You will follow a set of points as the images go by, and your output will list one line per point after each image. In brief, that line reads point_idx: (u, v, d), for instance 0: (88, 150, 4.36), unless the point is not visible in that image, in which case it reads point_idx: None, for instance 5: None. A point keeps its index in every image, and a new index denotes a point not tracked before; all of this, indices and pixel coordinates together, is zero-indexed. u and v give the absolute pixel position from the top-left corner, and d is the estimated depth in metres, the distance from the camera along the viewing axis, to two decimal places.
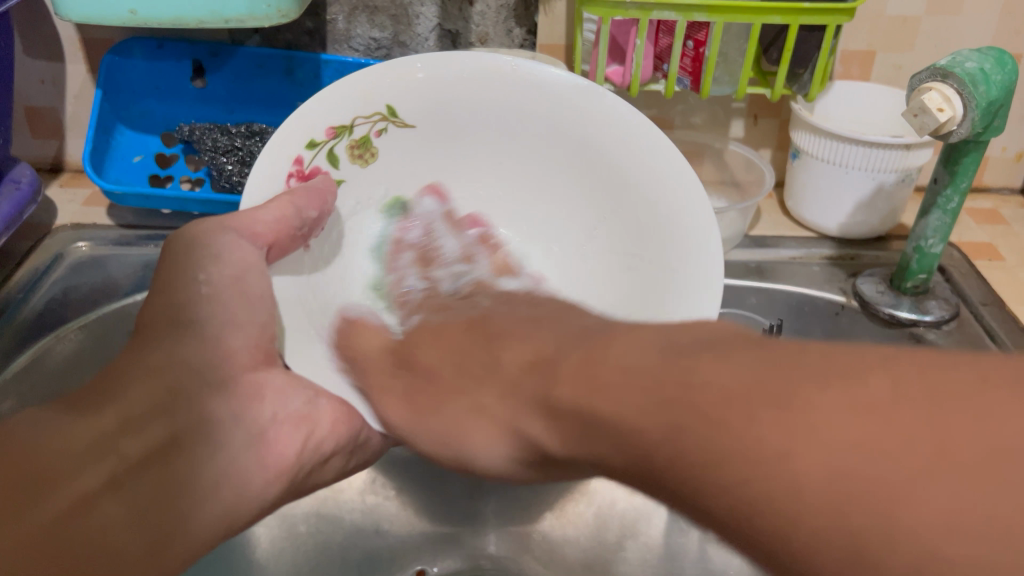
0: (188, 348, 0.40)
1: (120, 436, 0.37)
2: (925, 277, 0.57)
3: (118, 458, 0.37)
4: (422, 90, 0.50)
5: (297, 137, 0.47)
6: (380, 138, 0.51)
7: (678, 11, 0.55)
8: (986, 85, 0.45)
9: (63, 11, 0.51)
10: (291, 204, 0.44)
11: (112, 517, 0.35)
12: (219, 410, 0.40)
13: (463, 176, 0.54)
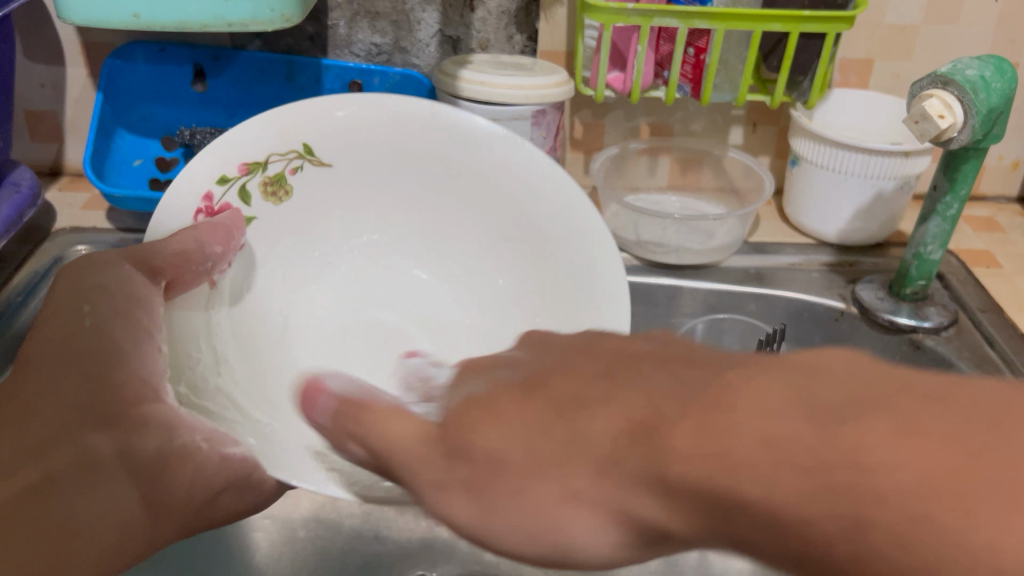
0: (78, 375, 0.38)
1: (76, 428, 0.37)
2: (924, 284, 0.58)
3: (76, 447, 0.36)
4: (343, 131, 0.53)
5: (207, 173, 0.49)
6: (295, 175, 0.53)
7: (680, 18, 0.55)
8: (987, 92, 0.45)
9: (66, 14, 0.51)
10: (194, 239, 0.45)
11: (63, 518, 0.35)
12: (112, 440, 0.37)
13: (376, 205, 0.56)
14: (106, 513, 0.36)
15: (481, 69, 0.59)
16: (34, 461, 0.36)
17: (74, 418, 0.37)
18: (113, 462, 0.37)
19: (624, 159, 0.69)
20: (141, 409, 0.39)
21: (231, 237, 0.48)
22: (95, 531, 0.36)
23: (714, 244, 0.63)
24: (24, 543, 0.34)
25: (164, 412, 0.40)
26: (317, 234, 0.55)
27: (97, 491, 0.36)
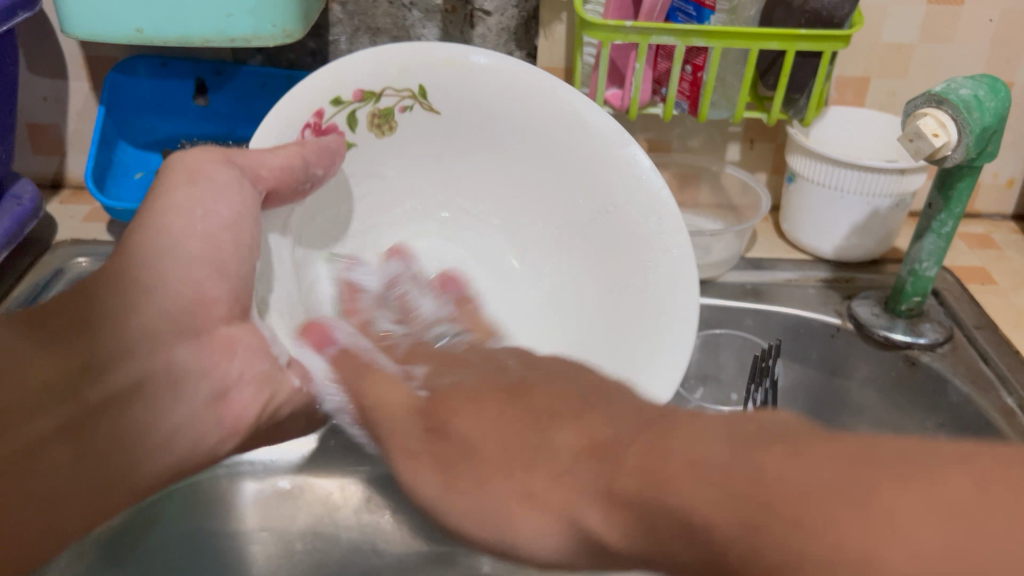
0: (174, 282, 0.36)
1: (164, 336, 0.35)
2: (919, 300, 0.58)
3: (162, 359, 0.35)
4: (460, 88, 0.51)
5: (322, 91, 0.48)
6: (403, 113, 0.51)
7: (677, 36, 0.56)
8: (980, 112, 0.45)
9: (69, 30, 0.51)
10: (299, 157, 0.44)
11: (154, 421, 0.35)
12: (194, 355, 0.36)
13: (461, 173, 0.54)
14: (175, 428, 0.35)
15: None
16: (120, 368, 0.34)
17: (169, 327, 0.35)
18: (188, 375, 0.36)
19: None
20: (218, 328, 0.38)
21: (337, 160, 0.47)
22: (171, 445, 0.35)
23: (711, 260, 0.63)
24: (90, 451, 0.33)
25: (232, 338, 0.38)
26: (406, 190, 0.54)
27: (175, 403, 0.36)
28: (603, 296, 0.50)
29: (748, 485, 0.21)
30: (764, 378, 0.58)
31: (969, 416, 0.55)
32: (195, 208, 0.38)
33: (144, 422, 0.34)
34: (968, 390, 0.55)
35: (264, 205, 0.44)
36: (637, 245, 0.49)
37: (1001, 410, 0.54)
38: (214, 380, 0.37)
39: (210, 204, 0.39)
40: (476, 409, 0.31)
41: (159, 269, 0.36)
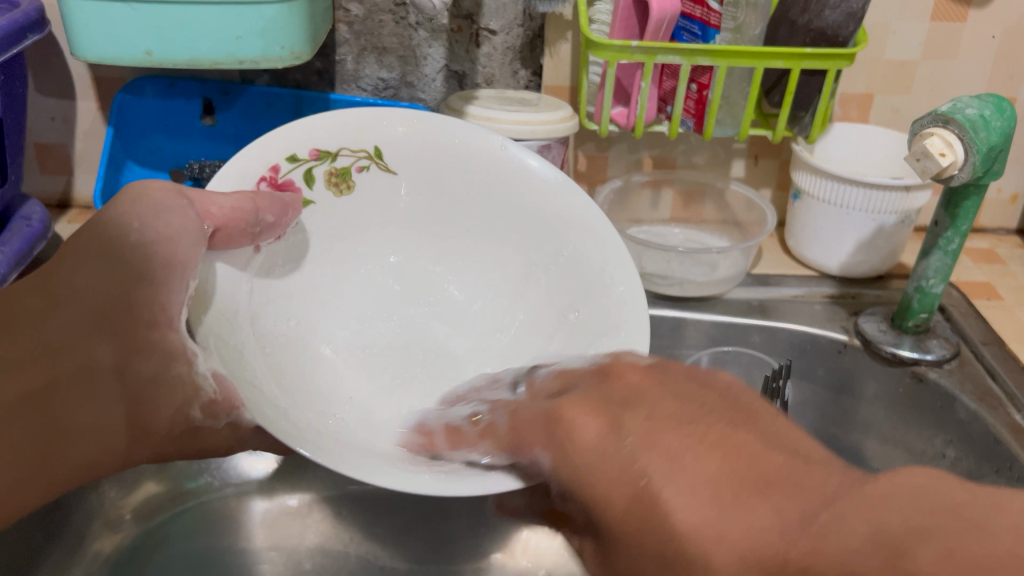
0: (101, 280, 0.39)
1: (85, 332, 0.38)
2: (926, 317, 0.58)
3: (80, 356, 0.38)
4: (409, 144, 0.52)
5: (279, 148, 0.48)
6: (361, 175, 0.52)
7: (683, 55, 0.56)
8: (986, 131, 0.46)
9: (80, 53, 0.52)
10: (251, 201, 0.43)
11: (71, 414, 0.38)
12: (113, 351, 0.38)
13: (421, 218, 0.54)
14: (90, 422, 0.38)
15: (487, 104, 0.60)
16: (44, 366, 0.37)
17: (85, 326, 0.38)
18: (104, 372, 0.38)
19: (626, 192, 0.70)
20: (142, 330, 0.38)
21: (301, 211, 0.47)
22: (82, 440, 0.38)
23: (716, 277, 0.63)
24: (13, 438, 0.36)
25: (152, 342, 0.39)
26: (363, 241, 0.53)
27: (88, 400, 0.38)
28: (568, 340, 0.48)
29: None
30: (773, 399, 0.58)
31: (976, 434, 0.55)
32: (133, 221, 0.39)
33: (60, 414, 0.37)
34: (976, 406, 0.55)
35: (211, 247, 0.43)
36: (591, 288, 0.48)
37: (1010, 426, 0.53)
38: (131, 375, 0.39)
39: (153, 222, 0.40)
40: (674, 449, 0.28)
41: (75, 273, 0.38)
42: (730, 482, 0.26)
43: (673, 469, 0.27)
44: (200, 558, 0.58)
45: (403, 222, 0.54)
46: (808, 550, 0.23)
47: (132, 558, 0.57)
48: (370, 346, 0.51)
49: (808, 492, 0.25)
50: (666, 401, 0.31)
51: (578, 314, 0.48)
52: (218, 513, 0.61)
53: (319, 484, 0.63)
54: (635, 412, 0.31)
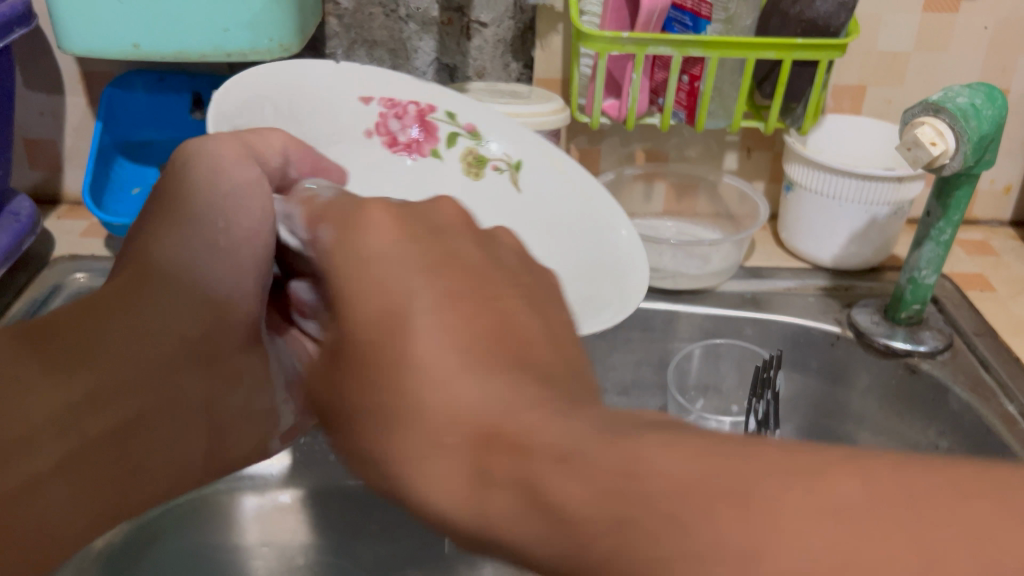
0: (188, 302, 0.37)
1: (178, 363, 0.36)
2: (919, 308, 0.58)
3: (169, 387, 0.36)
4: (512, 133, 0.56)
5: (418, 90, 0.56)
6: (466, 153, 0.57)
7: (673, 46, 0.56)
8: (977, 120, 0.45)
9: (66, 46, 0.51)
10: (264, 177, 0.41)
11: (151, 450, 0.35)
12: (201, 382, 0.38)
13: (456, 176, 0.57)
14: (174, 456, 0.36)
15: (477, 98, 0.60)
16: (136, 396, 0.34)
17: (179, 354, 0.36)
18: (192, 402, 0.37)
19: (619, 185, 0.70)
20: (227, 355, 0.39)
21: (287, 162, 0.44)
22: (168, 474, 0.36)
23: (710, 270, 0.63)
24: (96, 480, 0.32)
25: (237, 366, 0.40)
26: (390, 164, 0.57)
27: (173, 434, 0.36)
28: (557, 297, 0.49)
29: (621, 478, 0.20)
30: (765, 390, 0.58)
31: (969, 425, 0.55)
32: (218, 221, 0.39)
33: (147, 451, 0.35)
34: (968, 397, 0.55)
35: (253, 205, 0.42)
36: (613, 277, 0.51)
37: (1003, 417, 0.53)
38: (215, 407, 0.39)
39: (228, 229, 0.39)
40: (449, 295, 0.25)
41: (180, 281, 0.37)
42: (488, 342, 0.24)
43: (443, 307, 0.25)
44: (192, 554, 0.58)
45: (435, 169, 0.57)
46: (527, 426, 0.21)
47: (124, 553, 0.57)
48: None
49: (560, 388, 0.24)
50: (470, 245, 0.29)
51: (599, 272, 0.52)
52: (209, 508, 0.61)
53: (310, 480, 0.62)
54: (438, 240, 0.29)
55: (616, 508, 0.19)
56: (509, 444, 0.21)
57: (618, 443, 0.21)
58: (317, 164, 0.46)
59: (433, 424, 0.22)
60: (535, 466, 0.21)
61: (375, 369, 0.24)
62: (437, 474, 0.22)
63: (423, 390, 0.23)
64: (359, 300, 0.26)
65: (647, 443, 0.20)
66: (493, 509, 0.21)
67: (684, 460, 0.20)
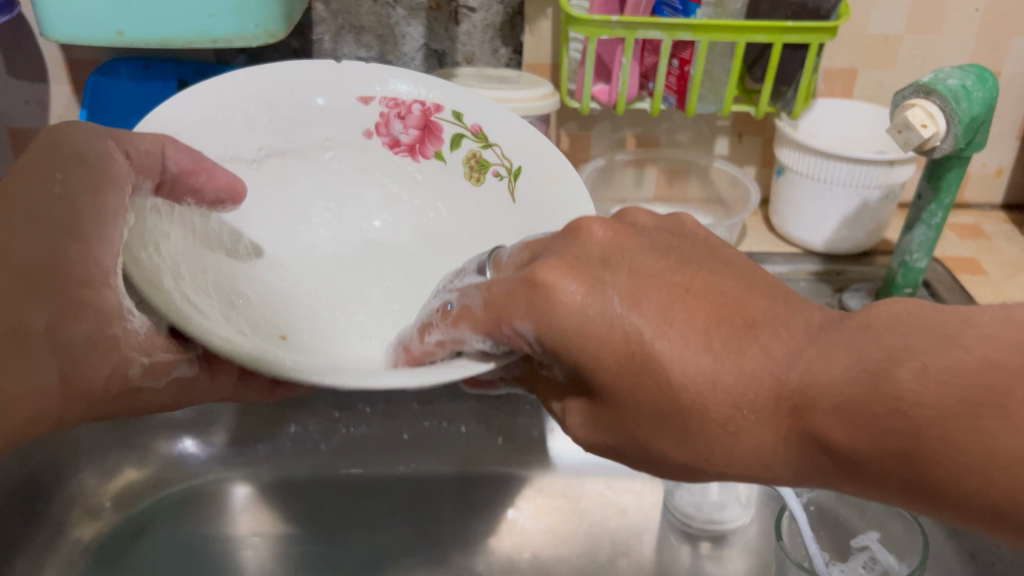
0: (29, 239, 0.39)
1: (15, 292, 0.38)
2: (910, 292, 0.58)
3: (9, 318, 0.38)
4: (497, 127, 0.51)
5: (458, 99, 0.52)
6: (493, 176, 0.51)
7: (664, 30, 0.55)
8: (968, 102, 0.45)
9: (47, 33, 0.50)
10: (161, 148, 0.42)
11: (2, 378, 0.37)
12: (43, 313, 0.39)
13: (410, 185, 0.53)
14: (25, 384, 0.38)
15: (467, 83, 0.60)
16: None
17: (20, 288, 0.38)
18: (36, 333, 0.38)
19: (610, 171, 0.70)
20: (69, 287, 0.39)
21: (166, 152, 0.42)
22: None
23: None
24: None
25: (85, 300, 0.39)
26: (329, 174, 0.52)
27: (25, 364, 0.38)
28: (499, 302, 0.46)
29: (894, 413, 0.26)
30: None
31: None
32: (57, 175, 0.40)
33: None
34: None
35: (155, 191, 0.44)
36: None
37: None
38: (65, 336, 0.39)
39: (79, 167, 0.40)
40: (685, 317, 0.31)
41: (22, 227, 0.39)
42: (722, 326, 0.31)
43: (668, 324, 0.31)
44: (185, 542, 0.58)
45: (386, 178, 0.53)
46: (806, 374, 0.29)
47: (114, 545, 0.57)
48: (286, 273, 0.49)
49: (781, 343, 0.30)
50: (644, 258, 0.33)
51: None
52: (201, 497, 0.60)
53: (302, 469, 0.62)
54: (614, 267, 0.33)
55: (898, 441, 0.26)
56: (817, 405, 0.28)
57: (881, 382, 0.27)
58: (200, 163, 0.43)
59: (712, 419, 0.31)
60: (815, 419, 0.29)
61: (656, 399, 0.31)
62: (750, 442, 0.31)
63: (695, 401, 0.31)
64: (580, 347, 0.32)
65: (899, 371, 0.27)
66: (793, 463, 0.30)
67: (937, 383, 0.26)
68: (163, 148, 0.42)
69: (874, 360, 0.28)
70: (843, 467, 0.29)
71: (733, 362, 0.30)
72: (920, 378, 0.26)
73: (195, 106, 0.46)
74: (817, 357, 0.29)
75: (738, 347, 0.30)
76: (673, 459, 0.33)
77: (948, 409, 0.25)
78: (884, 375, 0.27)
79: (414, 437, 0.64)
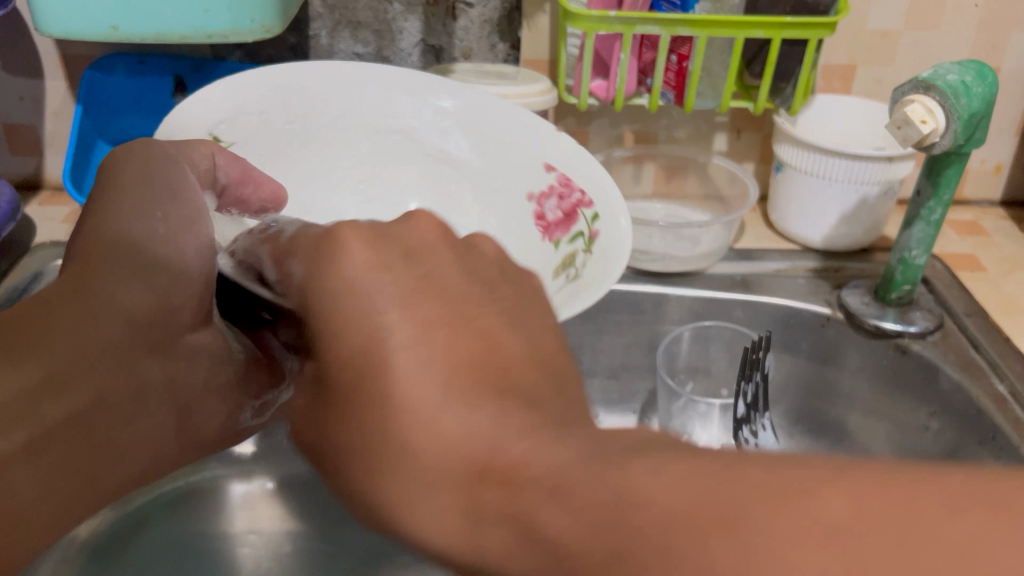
0: (138, 285, 0.33)
1: (136, 350, 0.33)
2: (909, 288, 0.58)
3: (130, 375, 0.33)
4: (596, 190, 0.48)
5: (596, 179, 0.48)
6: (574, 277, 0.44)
7: (662, 25, 0.55)
8: (969, 97, 0.45)
9: (42, 28, 0.50)
10: (211, 160, 0.42)
11: (119, 434, 0.33)
12: (162, 366, 0.34)
13: (445, 177, 0.52)
14: (139, 441, 0.34)
15: (463, 78, 0.60)
16: (106, 377, 0.32)
17: (133, 342, 0.33)
18: (154, 388, 0.34)
19: (608, 167, 0.69)
20: (181, 334, 0.36)
21: (218, 164, 0.42)
22: (123, 457, 0.33)
23: (699, 252, 0.62)
24: (54, 465, 0.30)
25: (194, 347, 0.36)
26: (378, 156, 0.52)
27: (136, 421, 0.34)
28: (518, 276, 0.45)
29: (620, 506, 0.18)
30: (754, 371, 0.58)
31: (959, 404, 0.54)
32: (155, 211, 0.36)
33: (110, 430, 0.32)
34: (959, 377, 0.54)
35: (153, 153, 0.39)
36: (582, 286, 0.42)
37: (993, 397, 0.53)
38: (182, 390, 0.36)
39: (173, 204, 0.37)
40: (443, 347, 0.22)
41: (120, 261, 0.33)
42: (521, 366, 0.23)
43: (424, 340, 0.23)
44: (184, 542, 0.57)
45: (416, 165, 0.52)
46: (634, 486, 0.18)
47: (109, 544, 0.56)
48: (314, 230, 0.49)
49: (552, 409, 0.22)
50: (454, 272, 0.25)
51: (578, 273, 0.44)
52: (200, 497, 0.60)
53: (300, 466, 0.61)
54: (413, 265, 0.25)
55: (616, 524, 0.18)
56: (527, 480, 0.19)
57: (609, 466, 0.19)
58: (248, 174, 0.44)
59: (423, 464, 0.21)
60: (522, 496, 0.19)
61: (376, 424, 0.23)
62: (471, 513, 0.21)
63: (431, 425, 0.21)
64: (338, 330, 0.24)
65: (635, 462, 0.19)
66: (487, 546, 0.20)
67: (678, 485, 0.18)
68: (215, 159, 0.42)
69: (613, 447, 0.20)
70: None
71: (476, 386, 0.22)
72: (658, 476, 0.18)
73: (231, 100, 0.48)
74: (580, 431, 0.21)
75: (502, 395, 0.22)
76: (394, 504, 0.22)
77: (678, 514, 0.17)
78: (613, 463, 0.19)
79: None
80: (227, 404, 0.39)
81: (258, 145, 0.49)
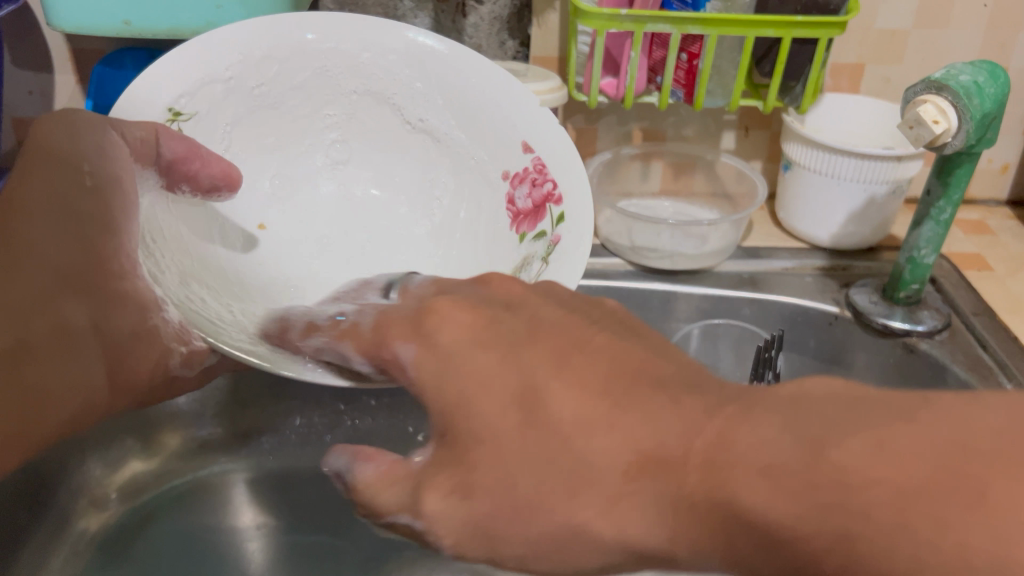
0: (69, 236, 0.42)
1: (54, 291, 0.41)
2: (917, 287, 0.58)
3: (51, 315, 0.41)
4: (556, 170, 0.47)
5: (569, 167, 0.47)
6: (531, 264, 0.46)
7: (673, 24, 0.55)
8: (980, 98, 0.45)
9: (53, 23, 0.50)
10: (155, 131, 0.41)
11: (44, 374, 0.41)
12: (85, 307, 0.42)
13: (417, 141, 0.52)
14: (61, 379, 0.42)
15: None
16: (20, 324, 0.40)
17: (53, 285, 0.41)
18: (77, 328, 0.42)
19: (616, 165, 0.69)
20: (112, 281, 0.43)
21: (158, 138, 0.41)
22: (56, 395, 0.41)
23: (708, 249, 0.63)
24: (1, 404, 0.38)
25: (126, 293, 0.43)
26: (350, 113, 0.51)
27: (67, 361, 0.42)
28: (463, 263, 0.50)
29: (837, 501, 0.19)
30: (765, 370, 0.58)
31: None
32: (83, 167, 0.42)
33: (38, 374, 0.40)
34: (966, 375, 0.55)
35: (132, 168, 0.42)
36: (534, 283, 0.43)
37: None
38: (112, 328, 0.44)
39: (100, 161, 0.41)
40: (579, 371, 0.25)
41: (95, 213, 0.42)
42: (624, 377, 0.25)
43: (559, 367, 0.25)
44: (192, 536, 0.58)
45: (386, 122, 0.52)
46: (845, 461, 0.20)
47: (117, 537, 0.57)
48: (280, 196, 0.51)
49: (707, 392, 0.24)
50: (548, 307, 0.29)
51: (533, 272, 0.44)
52: (204, 490, 0.60)
53: (306, 461, 0.62)
54: (514, 311, 0.28)
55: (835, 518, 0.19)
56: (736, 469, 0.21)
57: (820, 448, 0.20)
58: (194, 150, 0.42)
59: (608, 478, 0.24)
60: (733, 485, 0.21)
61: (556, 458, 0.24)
62: (632, 522, 0.24)
63: (576, 443, 0.24)
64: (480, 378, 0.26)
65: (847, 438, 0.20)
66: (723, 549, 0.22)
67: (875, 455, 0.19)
68: (158, 134, 0.41)
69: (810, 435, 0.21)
70: (754, 542, 0.21)
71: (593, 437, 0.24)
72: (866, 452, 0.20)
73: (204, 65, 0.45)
74: (763, 407, 0.22)
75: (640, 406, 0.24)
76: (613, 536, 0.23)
77: (899, 490, 0.19)
78: (822, 441, 0.20)
79: (421, 430, 0.63)
80: (148, 351, 0.46)
81: (223, 114, 0.47)
